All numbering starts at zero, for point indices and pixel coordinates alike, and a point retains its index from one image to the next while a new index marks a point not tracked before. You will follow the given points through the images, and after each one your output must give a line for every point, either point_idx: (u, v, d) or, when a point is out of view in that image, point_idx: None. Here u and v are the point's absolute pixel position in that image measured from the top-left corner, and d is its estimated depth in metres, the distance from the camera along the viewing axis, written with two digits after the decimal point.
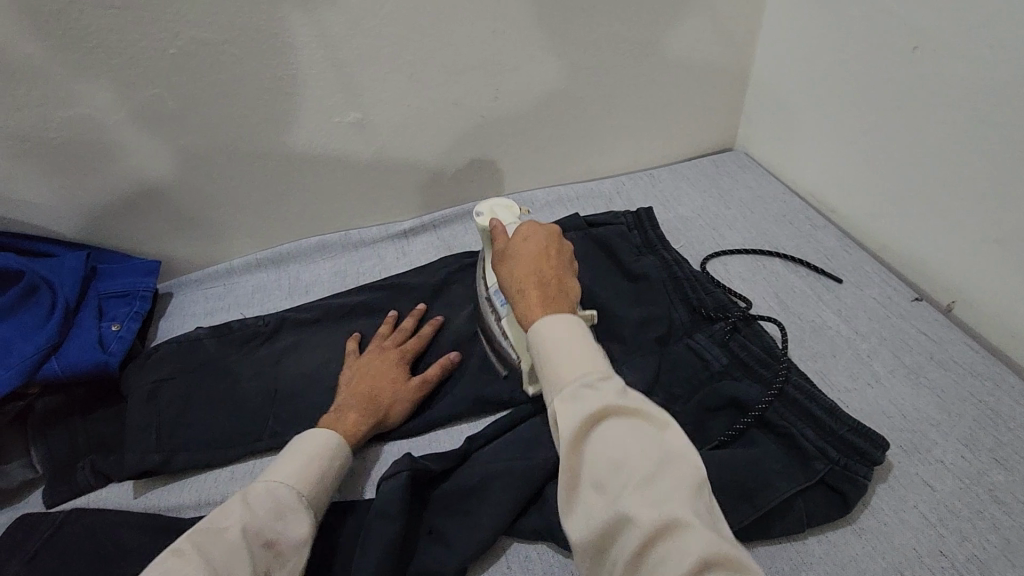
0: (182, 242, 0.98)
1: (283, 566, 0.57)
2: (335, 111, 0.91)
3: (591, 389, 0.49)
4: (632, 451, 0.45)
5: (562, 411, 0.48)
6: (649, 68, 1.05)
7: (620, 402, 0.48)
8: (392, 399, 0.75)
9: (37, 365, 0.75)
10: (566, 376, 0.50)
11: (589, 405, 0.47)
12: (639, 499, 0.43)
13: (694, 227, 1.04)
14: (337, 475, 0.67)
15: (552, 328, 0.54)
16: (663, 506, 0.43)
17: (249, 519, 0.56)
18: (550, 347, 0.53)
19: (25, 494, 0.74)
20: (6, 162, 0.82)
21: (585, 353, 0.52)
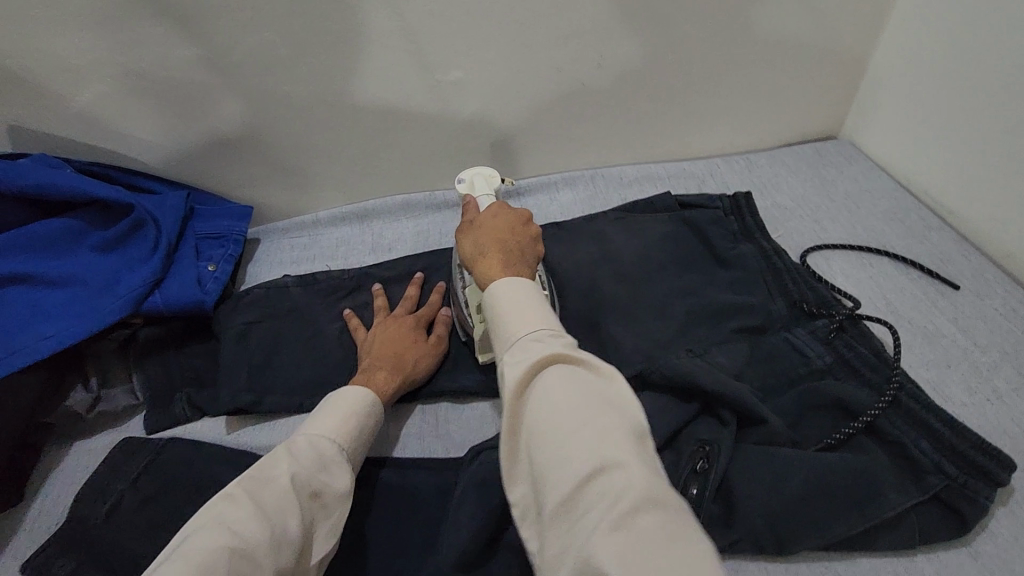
0: (273, 190, 0.99)
1: (327, 517, 0.56)
2: (437, 69, 0.89)
3: (539, 340, 0.49)
4: (575, 404, 0.45)
5: (510, 365, 0.49)
6: (762, 45, 0.98)
7: (564, 350, 0.48)
8: (416, 359, 0.76)
9: (142, 297, 0.77)
10: (517, 327, 0.51)
11: (536, 354, 0.48)
12: (580, 443, 0.43)
13: (794, 217, 0.99)
14: (370, 430, 0.65)
15: (503, 288, 0.54)
16: (600, 449, 0.42)
17: (297, 469, 0.55)
18: (504, 303, 0.53)
19: (125, 419, 0.78)
20: (121, 99, 0.84)
21: (538, 307, 0.53)
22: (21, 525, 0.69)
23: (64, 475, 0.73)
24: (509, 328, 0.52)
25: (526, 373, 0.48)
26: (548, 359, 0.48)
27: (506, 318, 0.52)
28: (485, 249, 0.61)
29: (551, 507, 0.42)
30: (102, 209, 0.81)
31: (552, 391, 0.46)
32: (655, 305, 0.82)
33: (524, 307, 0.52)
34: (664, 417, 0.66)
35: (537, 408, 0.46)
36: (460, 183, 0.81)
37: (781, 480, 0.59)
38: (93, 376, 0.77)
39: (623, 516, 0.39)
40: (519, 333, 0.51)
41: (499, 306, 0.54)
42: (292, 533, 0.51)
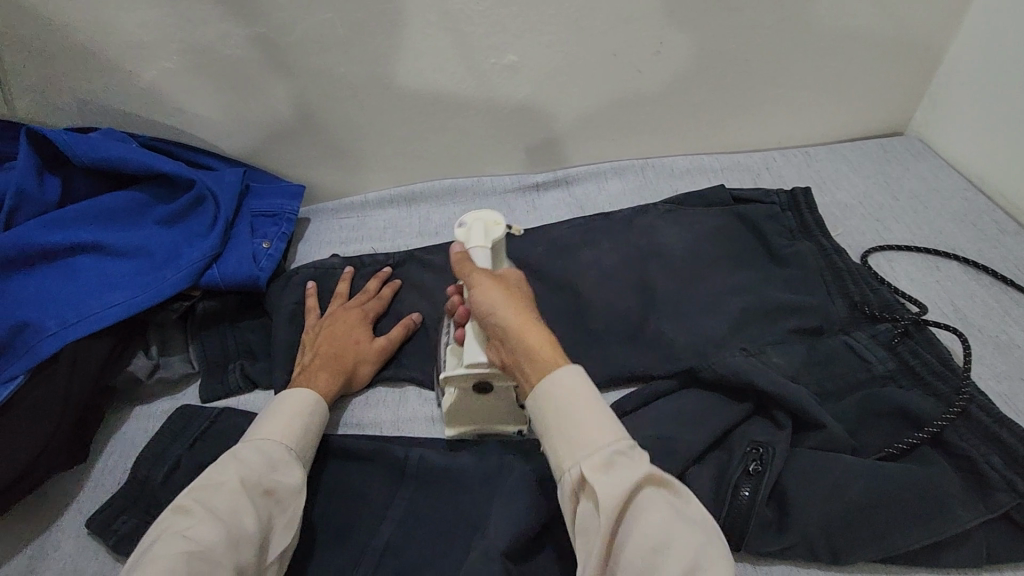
0: (324, 170, 1.00)
1: (284, 512, 0.59)
2: (492, 51, 0.88)
3: (625, 459, 0.49)
4: (665, 523, 0.47)
5: (591, 477, 0.48)
6: (830, 33, 0.94)
7: (651, 475, 0.49)
8: (355, 363, 0.76)
9: (200, 271, 0.79)
10: (588, 437, 0.50)
11: (625, 477, 0.48)
12: (669, 573, 0.46)
13: (855, 215, 0.95)
14: (320, 427, 0.67)
15: (567, 388, 0.53)
16: (697, 573, 0.45)
17: (245, 472, 0.58)
18: (569, 399, 0.52)
19: (183, 387, 0.80)
20: (184, 76, 0.86)
21: (604, 411, 0.52)
22: (84, 483, 0.72)
23: (124, 438, 0.76)
24: (581, 435, 0.51)
25: (615, 493, 0.47)
26: (635, 487, 0.48)
27: (576, 419, 0.51)
28: (530, 317, 0.58)
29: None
30: (165, 183, 0.83)
31: (639, 512, 0.48)
32: (707, 301, 0.80)
33: (595, 416, 0.51)
34: (716, 416, 0.67)
35: (624, 532, 0.47)
36: (460, 225, 0.67)
37: (840, 489, 0.58)
38: (154, 344, 0.80)
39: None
40: (596, 448, 0.50)
41: (562, 405, 0.52)
42: (251, 529, 0.54)
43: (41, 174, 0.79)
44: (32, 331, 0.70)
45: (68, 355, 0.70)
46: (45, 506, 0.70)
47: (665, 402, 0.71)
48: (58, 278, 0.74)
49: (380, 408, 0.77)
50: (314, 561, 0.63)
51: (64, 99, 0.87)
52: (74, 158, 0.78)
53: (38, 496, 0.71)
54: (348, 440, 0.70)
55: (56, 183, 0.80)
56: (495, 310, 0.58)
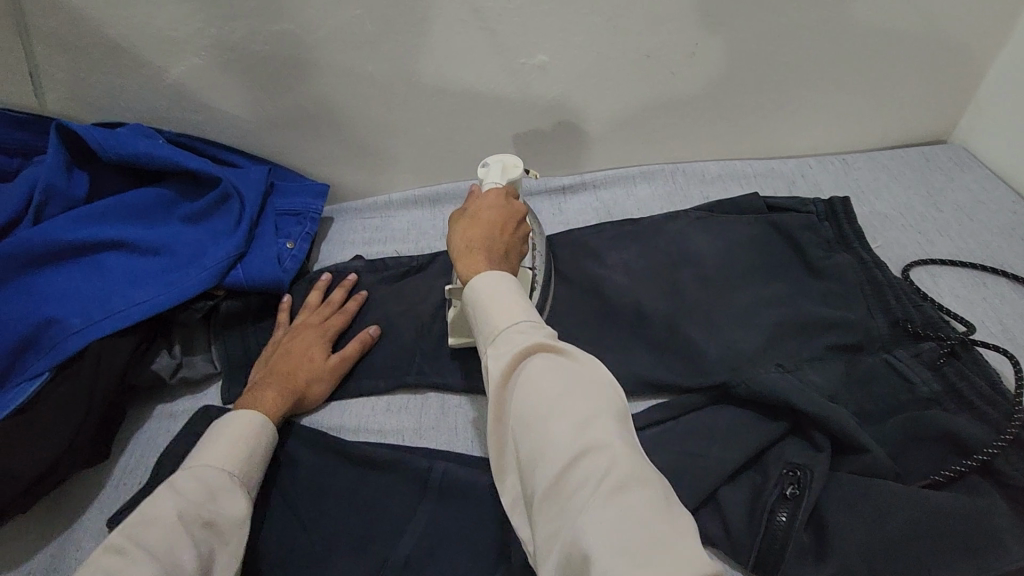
0: (348, 169, 0.99)
1: (226, 544, 0.57)
2: (522, 51, 0.86)
3: (519, 332, 0.52)
4: (552, 389, 0.49)
5: (494, 360, 0.52)
6: (874, 36, 0.90)
7: (547, 340, 0.51)
8: (306, 380, 0.74)
9: (225, 270, 0.79)
10: (498, 320, 0.53)
11: (518, 346, 0.51)
12: (558, 432, 0.47)
13: (895, 226, 0.92)
14: (267, 449, 0.66)
15: (485, 284, 0.56)
16: (581, 433, 0.46)
17: (184, 505, 0.55)
18: (484, 296, 0.55)
19: (205, 386, 0.80)
20: (212, 73, 0.85)
21: (512, 295, 0.55)
22: (105, 481, 0.72)
23: (146, 437, 0.76)
24: (491, 322, 0.54)
25: (511, 361, 0.51)
26: (529, 349, 0.51)
27: (490, 313, 0.54)
28: (470, 244, 0.63)
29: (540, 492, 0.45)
30: (192, 181, 0.83)
31: (536, 376, 0.49)
32: (740, 313, 0.77)
33: (505, 300, 0.54)
34: (750, 434, 0.65)
35: (524, 394, 0.49)
36: (484, 166, 0.75)
37: (878, 521, 0.56)
38: (177, 343, 0.79)
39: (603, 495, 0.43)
40: (502, 326, 0.53)
41: (479, 294, 0.56)
42: (190, 564, 0.52)
43: (69, 169, 0.78)
44: (58, 328, 0.69)
45: (93, 353, 0.70)
46: (66, 504, 0.70)
47: (697, 418, 0.69)
48: (83, 275, 0.74)
49: (403, 415, 0.76)
50: (334, 571, 0.62)
51: (93, 95, 0.86)
52: (103, 155, 0.78)
53: (60, 494, 0.71)
54: (369, 447, 0.69)
55: (83, 178, 0.80)
56: (454, 237, 0.66)
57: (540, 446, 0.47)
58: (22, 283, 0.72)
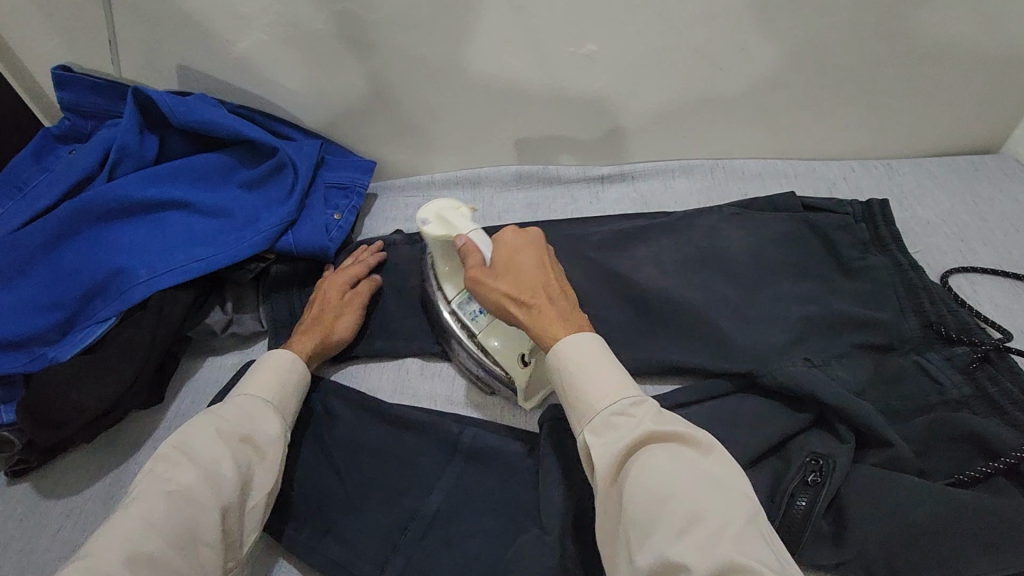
0: (396, 148, 1.03)
1: (262, 459, 0.62)
2: (573, 40, 0.87)
3: (625, 417, 0.54)
4: (680, 478, 0.50)
5: (597, 444, 0.54)
6: (931, 40, 0.89)
7: (655, 426, 0.53)
8: (331, 318, 0.78)
9: (277, 236, 0.83)
10: (599, 403, 0.55)
11: (624, 434, 0.53)
12: (685, 540, 0.46)
13: (936, 233, 0.92)
14: (300, 383, 0.71)
15: (575, 356, 0.58)
16: (711, 546, 0.45)
17: (221, 424, 0.61)
18: (582, 375, 0.57)
19: (253, 342, 0.85)
20: (274, 48, 0.89)
21: (609, 374, 0.57)
22: (159, 421, 0.77)
23: (198, 384, 0.81)
24: (591, 401, 0.56)
25: (621, 452, 0.52)
26: (637, 439, 0.52)
27: (585, 391, 0.56)
28: (534, 304, 0.63)
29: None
30: (251, 150, 0.87)
31: (656, 466, 0.50)
32: (771, 307, 0.78)
33: (605, 377, 0.56)
34: (774, 423, 0.66)
35: (638, 479, 0.50)
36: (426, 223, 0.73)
37: (902, 512, 0.57)
38: (229, 300, 0.84)
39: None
40: (600, 408, 0.55)
41: (575, 375, 0.57)
42: (228, 474, 0.58)
43: (141, 131, 0.84)
44: (125, 278, 0.75)
45: (156, 302, 0.75)
46: (123, 440, 0.76)
47: (722, 403, 0.70)
48: (149, 229, 0.79)
49: (436, 382, 0.79)
50: (368, 520, 0.66)
51: (165, 63, 0.92)
52: (173, 121, 0.83)
53: (117, 431, 0.77)
54: (404, 409, 0.73)
55: (153, 140, 0.85)
56: (503, 302, 0.64)
57: (664, 552, 0.46)
58: (95, 233, 0.77)
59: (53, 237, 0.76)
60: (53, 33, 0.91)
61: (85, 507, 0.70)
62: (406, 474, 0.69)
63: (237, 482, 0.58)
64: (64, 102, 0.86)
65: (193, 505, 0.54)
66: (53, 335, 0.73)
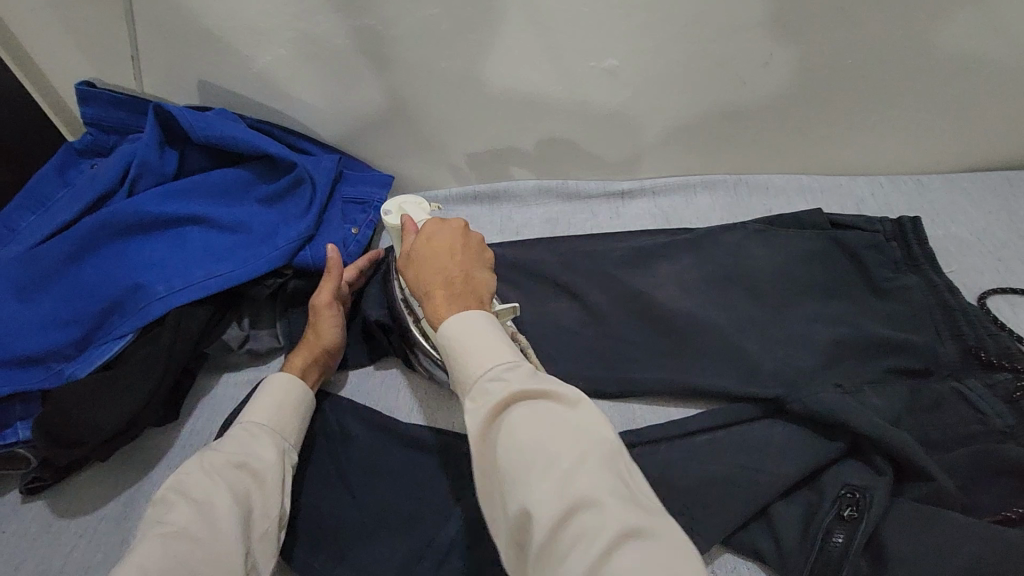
0: (414, 162, 1.02)
1: (262, 486, 0.62)
2: (594, 55, 0.86)
3: (501, 382, 0.48)
4: (542, 435, 0.45)
5: (472, 408, 0.48)
6: (966, 53, 0.86)
7: (530, 385, 0.48)
8: (326, 337, 0.78)
9: (295, 251, 0.82)
10: (474, 367, 0.50)
11: (494, 398, 0.47)
12: (547, 486, 0.43)
13: (971, 252, 0.89)
14: (303, 405, 0.71)
15: (460, 334, 0.52)
16: (570, 487, 0.43)
17: (215, 453, 0.62)
18: (461, 344, 0.51)
19: (269, 359, 0.85)
20: (294, 63, 0.89)
21: (493, 339, 0.51)
22: (174, 439, 0.77)
23: (214, 402, 0.81)
24: (469, 370, 0.50)
25: (491, 412, 0.47)
26: (506, 402, 0.47)
27: (464, 356, 0.51)
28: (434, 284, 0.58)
29: (534, 552, 0.42)
30: (270, 165, 0.87)
31: (526, 420, 0.46)
32: (801, 328, 0.75)
33: (484, 342, 0.51)
34: (806, 452, 0.63)
35: (506, 437, 0.46)
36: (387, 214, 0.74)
37: (945, 552, 0.54)
38: (246, 317, 0.83)
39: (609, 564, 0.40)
40: (479, 372, 0.49)
41: (456, 342, 0.52)
42: (223, 503, 0.57)
43: (161, 147, 0.84)
44: (143, 294, 0.74)
45: (173, 318, 0.74)
46: (137, 458, 0.75)
47: (749, 429, 0.68)
48: (168, 245, 0.79)
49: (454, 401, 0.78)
50: (384, 547, 0.64)
51: (187, 79, 0.92)
52: (194, 136, 0.83)
53: (132, 449, 0.76)
54: (421, 431, 0.71)
55: (174, 156, 0.85)
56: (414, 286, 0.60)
57: (527, 501, 0.43)
58: (114, 249, 0.77)
59: (72, 252, 0.76)
60: (78, 50, 0.92)
61: (99, 526, 0.70)
62: (424, 499, 0.67)
63: (237, 512, 0.58)
64: (87, 118, 0.87)
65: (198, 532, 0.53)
66: (70, 351, 0.73)
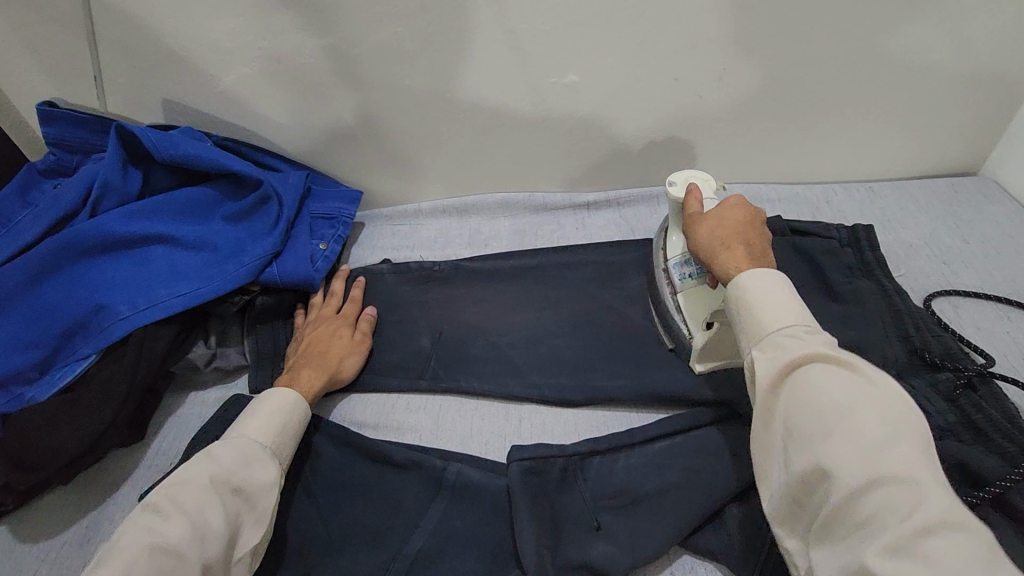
0: (383, 178, 1.03)
1: (251, 509, 0.62)
2: (556, 71, 0.88)
3: (793, 341, 0.52)
4: (845, 401, 0.48)
5: (763, 358, 0.53)
6: (909, 66, 0.90)
7: (827, 350, 0.51)
8: (340, 356, 0.79)
9: (261, 268, 0.82)
10: (768, 325, 0.54)
11: (789, 355, 0.52)
12: (849, 450, 0.46)
13: (919, 256, 0.94)
14: (300, 425, 0.70)
15: (762, 288, 0.56)
16: (870, 460, 0.45)
17: (216, 469, 0.60)
18: (758, 300, 0.55)
19: (235, 376, 0.85)
20: (259, 81, 0.90)
21: (796, 311, 0.54)
22: (140, 459, 0.77)
23: (180, 420, 0.80)
24: (762, 328, 0.54)
25: (785, 368, 0.51)
26: (811, 361, 0.51)
27: (757, 315, 0.55)
28: (737, 248, 0.62)
29: (825, 511, 0.47)
30: (235, 182, 0.87)
31: (820, 386, 0.49)
32: None
33: (782, 303, 0.55)
34: None
35: (802, 398, 0.50)
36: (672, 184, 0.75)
37: None
38: (212, 334, 0.83)
39: (911, 538, 0.42)
40: (771, 331, 0.54)
41: (753, 297, 0.56)
42: (216, 526, 0.57)
43: (125, 166, 0.84)
44: (106, 314, 0.74)
45: (137, 338, 0.75)
46: (102, 479, 0.75)
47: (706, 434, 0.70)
48: (132, 265, 0.78)
49: (420, 415, 0.79)
50: (349, 562, 0.65)
51: (151, 98, 0.92)
52: (157, 155, 0.83)
53: (96, 470, 0.76)
54: (388, 446, 0.72)
55: (137, 175, 0.85)
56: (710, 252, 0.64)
57: (821, 461, 0.47)
58: (75, 270, 0.77)
59: (32, 274, 0.76)
60: (38, 71, 0.91)
61: (62, 550, 0.69)
62: (394, 511, 0.69)
63: (225, 537, 0.58)
64: (49, 138, 0.87)
65: (164, 548, 0.54)
66: (33, 374, 0.72)
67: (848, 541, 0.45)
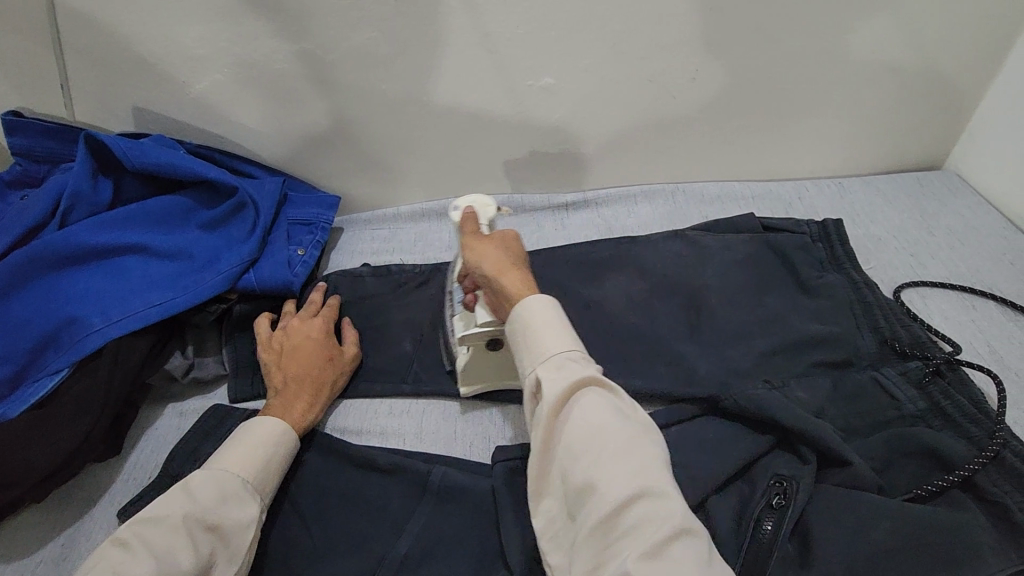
0: (360, 182, 1.03)
1: (227, 546, 0.61)
2: (530, 73, 0.89)
3: (571, 366, 0.58)
4: (604, 424, 0.55)
5: (546, 381, 0.57)
6: (873, 65, 0.93)
7: (596, 376, 0.57)
8: (334, 376, 0.77)
9: (238, 276, 0.81)
10: (550, 348, 0.59)
11: (573, 377, 0.57)
12: (617, 467, 0.53)
13: (888, 249, 0.96)
14: (287, 458, 0.69)
15: (539, 315, 0.61)
16: (637, 477, 0.52)
17: (190, 507, 0.60)
18: (539, 325, 0.60)
19: (214, 386, 0.83)
20: (231, 87, 0.89)
21: (564, 331, 0.60)
22: (117, 474, 0.75)
23: (158, 434, 0.79)
24: (543, 350, 0.59)
25: (565, 391, 0.56)
26: (578, 384, 0.57)
27: (541, 340, 0.60)
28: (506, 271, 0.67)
29: (590, 523, 0.51)
30: (210, 190, 0.86)
31: (588, 410, 0.55)
32: (733, 329, 0.79)
33: (557, 331, 0.60)
34: (738, 446, 0.67)
35: (574, 419, 0.55)
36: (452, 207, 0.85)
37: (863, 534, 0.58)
38: (191, 344, 0.83)
39: (660, 542, 0.49)
40: (553, 354, 0.59)
41: (533, 322, 0.60)
42: (184, 566, 0.57)
43: (95, 176, 0.82)
44: (78, 327, 0.73)
45: (111, 350, 0.73)
46: (78, 496, 0.73)
47: (687, 429, 0.71)
48: (104, 276, 0.77)
49: (403, 419, 0.79)
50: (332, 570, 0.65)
51: (121, 106, 0.91)
52: (128, 163, 0.81)
53: (72, 486, 0.74)
54: (372, 451, 0.72)
55: (108, 185, 0.83)
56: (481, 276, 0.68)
57: (591, 476, 0.53)
58: (45, 283, 0.75)
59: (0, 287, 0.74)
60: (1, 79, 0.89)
61: (37, 570, 0.68)
62: (378, 517, 0.68)
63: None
64: (15, 148, 0.85)
65: None
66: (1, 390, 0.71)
67: (607, 552, 0.50)
